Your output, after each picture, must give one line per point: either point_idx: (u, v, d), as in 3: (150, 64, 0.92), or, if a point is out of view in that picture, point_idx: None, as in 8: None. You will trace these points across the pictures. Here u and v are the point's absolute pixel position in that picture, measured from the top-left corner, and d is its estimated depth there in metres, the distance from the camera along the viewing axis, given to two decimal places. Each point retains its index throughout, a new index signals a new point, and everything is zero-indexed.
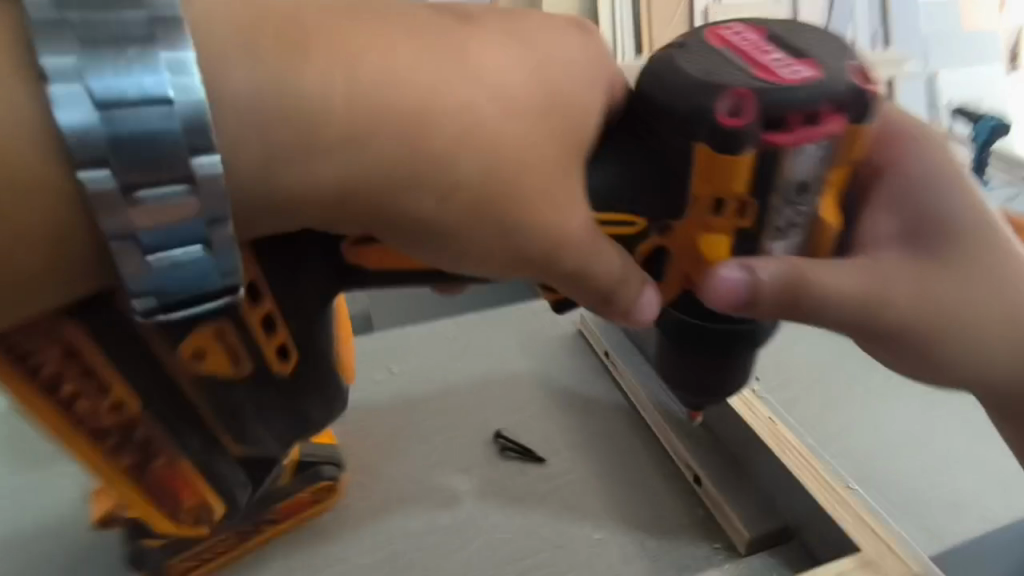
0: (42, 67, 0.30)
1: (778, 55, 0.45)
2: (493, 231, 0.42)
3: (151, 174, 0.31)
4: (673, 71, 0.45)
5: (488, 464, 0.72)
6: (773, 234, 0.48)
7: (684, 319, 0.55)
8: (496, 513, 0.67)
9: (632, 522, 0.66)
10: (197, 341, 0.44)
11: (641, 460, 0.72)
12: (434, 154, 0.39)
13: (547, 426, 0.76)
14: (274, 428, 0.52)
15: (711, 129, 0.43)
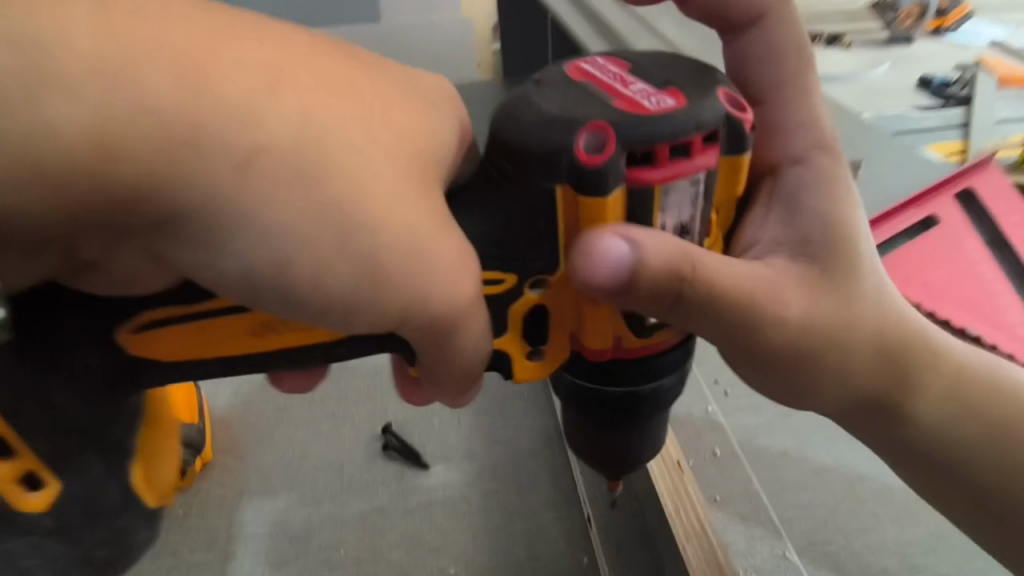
0: None
1: (642, 83, 0.27)
2: (271, 266, 0.24)
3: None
4: (523, 104, 0.27)
5: (366, 464, 0.62)
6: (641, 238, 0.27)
7: (578, 383, 0.33)
8: (351, 523, 0.58)
9: (499, 560, 0.55)
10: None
11: (542, 490, 0.60)
12: (162, 160, 0.22)
13: (447, 428, 0.65)
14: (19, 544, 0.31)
15: (568, 165, 0.25)
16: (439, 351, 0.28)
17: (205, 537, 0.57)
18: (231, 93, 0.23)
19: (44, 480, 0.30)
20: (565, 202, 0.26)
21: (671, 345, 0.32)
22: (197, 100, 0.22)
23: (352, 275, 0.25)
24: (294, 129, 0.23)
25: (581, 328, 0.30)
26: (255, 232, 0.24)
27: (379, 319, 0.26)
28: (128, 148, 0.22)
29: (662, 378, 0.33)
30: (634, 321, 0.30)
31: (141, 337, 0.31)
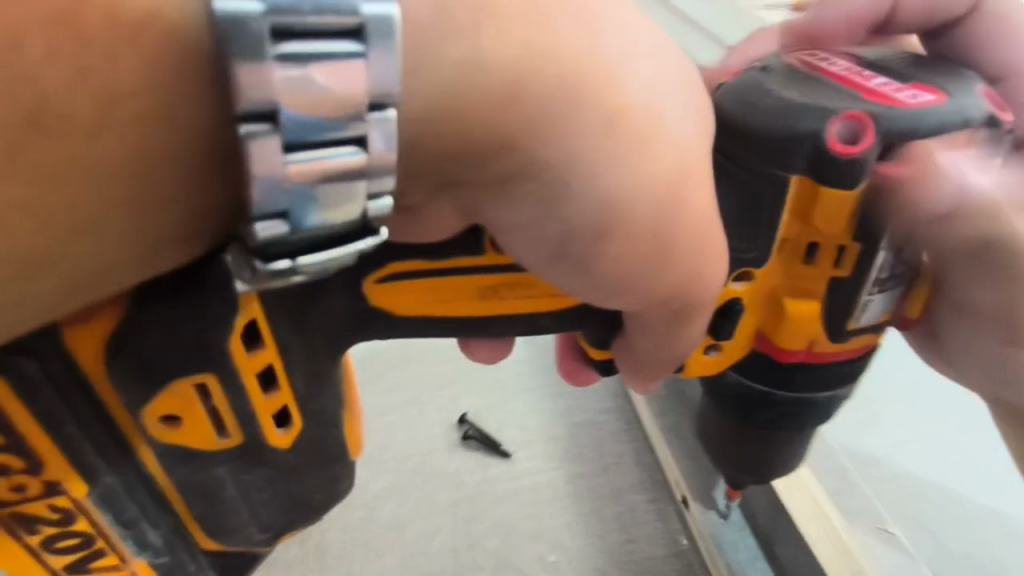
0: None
1: (885, 77, 0.29)
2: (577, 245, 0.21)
3: (298, 11, 0.15)
4: (758, 90, 0.29)
5: (447, 453, 0.62)
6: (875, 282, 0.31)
7: (750, 386, 0.36)
8: (442, 513, 0.58)
9: (596, 543, 0.55)
10: (168, 397, 0.23)
11: (629, 473, 0.60)
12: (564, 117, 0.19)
13: (523, 413, 0.65)
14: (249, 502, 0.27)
15: (814, 154, 0.27)
16: (671, 333, 0.27)
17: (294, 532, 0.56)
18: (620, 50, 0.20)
19: (292, 416, 0.26)
20: (797, 192, 0.28)
21: (859, 359, 0.34)
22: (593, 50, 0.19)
23: (646, 263, 0.22)
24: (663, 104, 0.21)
25: (780, 329, 0.32)
26: (608, 201, 0.20)
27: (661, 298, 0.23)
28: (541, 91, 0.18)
29: (839, 389, 0.35)
30: (834, 328, 0.32)
31: (389, 287, 0.29)
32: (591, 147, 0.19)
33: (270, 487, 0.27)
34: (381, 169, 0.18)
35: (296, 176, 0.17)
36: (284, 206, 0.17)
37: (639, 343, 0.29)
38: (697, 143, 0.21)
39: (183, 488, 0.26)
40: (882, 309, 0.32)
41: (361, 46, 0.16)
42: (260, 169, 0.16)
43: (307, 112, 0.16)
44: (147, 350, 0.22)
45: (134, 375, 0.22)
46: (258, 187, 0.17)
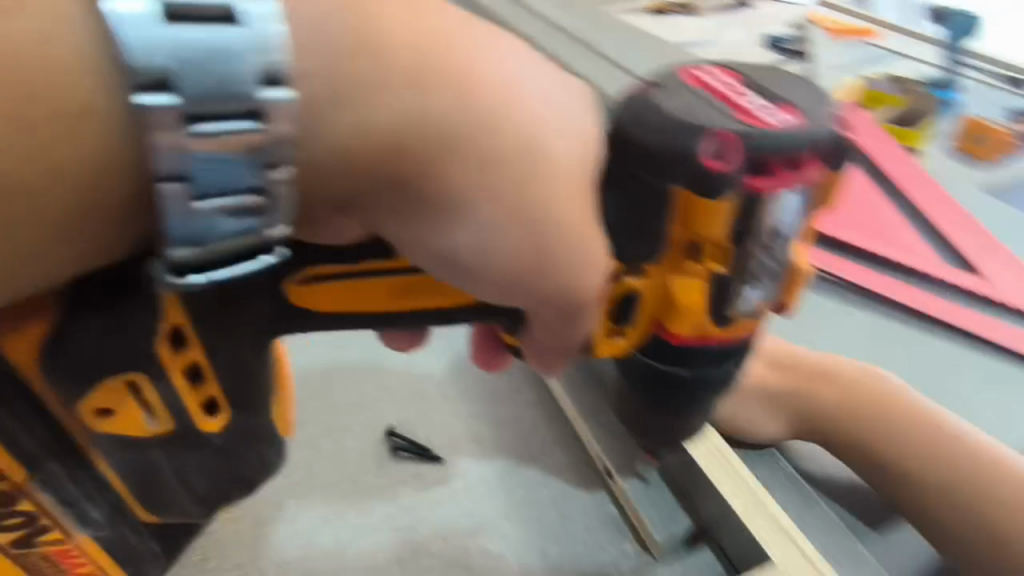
0: (148, 75, 0.21)
1: (757, 98, 0.35)
2: (456, 242, 0.27)
3: (204, 100, 0.21)
4: (648, 107, 0.34)
5: (379, 468, 0.62)
6: (747, 279, 0.37)
7: (651, 364, 0.42)
8: (381, 526, 0.58)
9: (534, 525, 0.58)
10: (103, 394, 0.30)
11: (556, 458, 0.64)
12: (446, 144, 0.26)
13: (450, 418, 0.67)
14: (190, 484, 0.33)
15: (689, 167, 0.33)
16: (566, 322, 0.32)
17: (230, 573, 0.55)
18: (490, 92, 0.27)
19: (218, 407, 0.32)
20: (681, 203, 0.34)
21: (745, 338, 0.41)
22: (465, 94, 0.26)
23: (525, 255, 0.28)
24: (528, 128, 0.27)
25: (670, 316, 0.38)
26: (481, 207, 0.27)
27: (546, 287, 0.30)
28: (424, 130, 0.25)
29: (729, 365, 0.42)
30: (717, 317, 0.38)
31: (313, 290, 0.33)
32: (466, 177, 0.26)
33: (195, 467, 0.33)
34: (276, 204, 0.24)
35: (206, 208, 0.23)
36: (196, 231, 0.23)
37: (538, 331, 0.34)
38: (557, 163, 0.28)
39: (123, 469, 0.32)
40: (759, 296, 0.38)
41: (256, 119, 0.22)
42: (171, 208, 0.23)
43: (214, 171, 0.23)
44: (81, 355, 0.29)
45: (77, 379, 0.29)
46: (181, 226, 0.23)
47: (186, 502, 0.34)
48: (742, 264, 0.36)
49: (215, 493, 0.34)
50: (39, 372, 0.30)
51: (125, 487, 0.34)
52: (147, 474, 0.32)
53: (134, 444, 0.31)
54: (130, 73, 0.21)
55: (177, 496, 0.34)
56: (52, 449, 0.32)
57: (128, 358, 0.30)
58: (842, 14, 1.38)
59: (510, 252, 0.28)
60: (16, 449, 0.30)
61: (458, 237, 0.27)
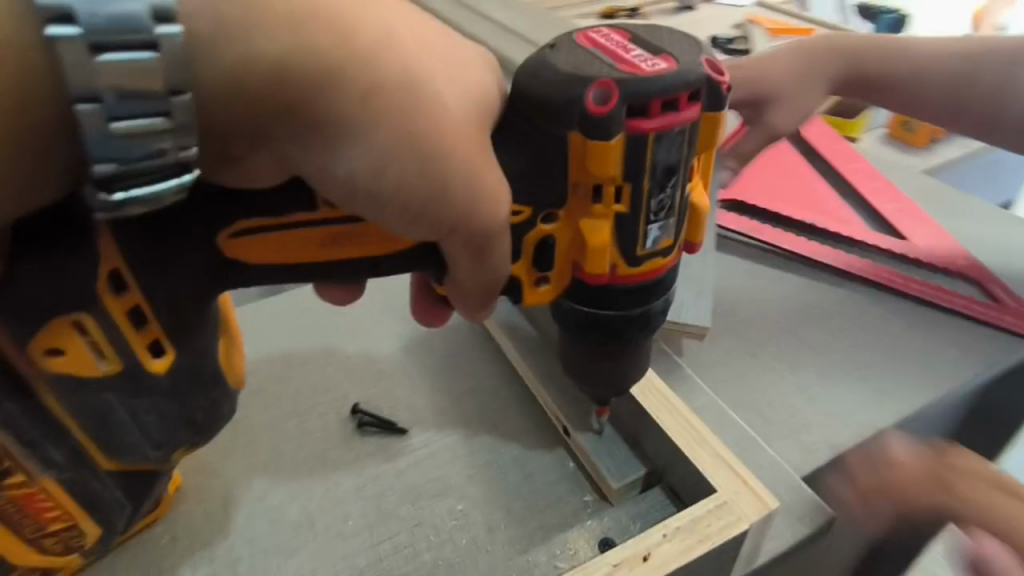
0: (55, 12, 0.26)
1: (641, 51, 0.39)
2: (353, 173, 0.33)
3: (106, 33, 0.27)
4: (544, 65, 0.39)
5: (344, 444, 0.64)
6: (650, 218, 0.42)
7: (576, 308, 0.46)
8: (350, 497, 0.60)
9: (497, 485, 0.60)
10: (55, 334, 0.36)
11: (515, 424, 0.66)
12: (329, 85, 0.32)
13: (411, 394, 0.69)
14: (147, 426, 0.42)
15: (581, 113, 0.37)
16: (472, 249, 0.39)
17: (201, 551, 0.56)
18: (367, 42, 0.32)
19: (165, 347, 0.40)
20: (577, 146, 0.39)
21: (663, 274, 0.45)
22: (343, 41, 0.32)
23: (412, 178, 0.34)
24: (402, 70, 0.33)
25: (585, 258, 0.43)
26: (368, 139, 0.33)
27: (436, 209, 0.35)
28: (305, 71, 0.31)
29: (651, 305, 0.46)
30: (625, 252, 0.43)
31: (257, 242, 0.40)
32: (342, 102, 0.32)
33: (147, 405, 0.41)
34: (180, 126, 0.30)
35: (117, 128, 0.28)
36: (117, 153, 0.29)
37: (458, 264, 0.40)
38: (423, 87, 0.34)
39: (79, 413, 0.39)
40: (662, 234, 0.43)
41: (153, 52, 0.28)
42: (89, 126, 0.28)
43: (118, 96, 0.28)
44: (26, 296, 0.35)
45: (28, 325, 0.35)
46: (103, 142, 0.28)
47: (140, 444, 0.42)
48: (644, 203, 0.41)
49: (166, 435, 0.43)
50: None
51: (82, 429, 0.41)
52: (98, 411, 0.39)
53: (89, 384, 0.38)
54: (42, 14, 0.26)
55: (134, 442, 0.42)
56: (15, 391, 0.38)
57: (73, 300, 0.36)
58: (771, 11, 1.46)
59: (400, 177, 0.34)
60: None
61: (350, 156, 0.33)
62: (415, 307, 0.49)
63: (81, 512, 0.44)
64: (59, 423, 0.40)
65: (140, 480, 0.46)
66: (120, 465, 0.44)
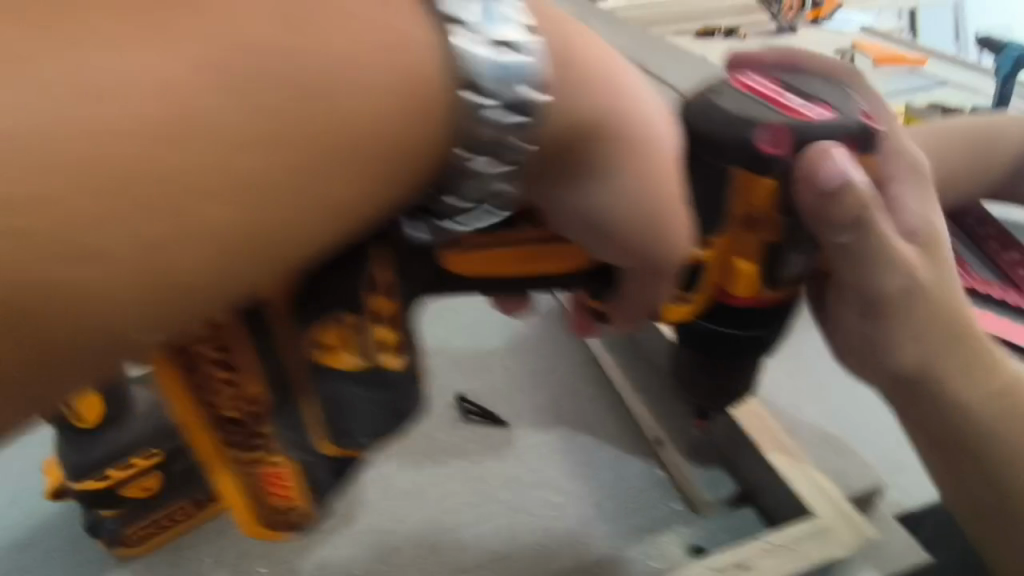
0: (472, 75, 0.28)
1: (794, 98, 0.49)
2: (610, 209, 0.40)
3: (502, 90, 0.29)
4: (709, 109, 0.48)
5: (451, 429, 0.70)
6: (792, 247, 0.51)
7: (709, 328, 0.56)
8: (456, 477, 0.66)
9: (593, 484, 0.65)
10: (328, 330, 0.37)
11: (610, 427, 0.70)
12: (623, 135, 0.38)
13: (513, 390, 0.74)
14: (374, 424, 0.40)
15: (750, 154, 0.47)
16: (654, 279, 0.46)
17: None
18: (642, 104, 0.39)
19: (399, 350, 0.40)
20: (744, 182, 0.48)
21: (788, 300, 0.55)
22: (632, 103, 0.38)
23: (650, 218, 0.41)
24: (657, 128, 0.40)
25: (733, 283, 0.53)
26: (635, 181, 0.39)
27: (652, 242, 0.42)
28: (612, 124, 0.37)
29: (775, 327, 0.57)
30: (769, 279, 0.53)
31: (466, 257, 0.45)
32: (614, 148, 0.38)
33: (376, 405, 0.40)
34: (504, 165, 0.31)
35: (474, 165, 0.31)
36: (460, 187, 0.31)
37: (632, 289, 0.47)
38: (658, 146, 0.40)
39: (325, 406, 0.40)
40: (799, 264, 0.52)
41: (523, 107, 0.30)
42: (461, 162, 0.30)
43: (490, 139, 0.30)
44: (318, 297, 0.37)
45: (312, 318, 0.37)
46: (468, 183, 0.31)
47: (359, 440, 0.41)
48: (788, 233, 0.50)
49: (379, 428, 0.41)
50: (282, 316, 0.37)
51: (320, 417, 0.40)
52: (339, 406, 0.39)
53: (334, 376, 0.39)
54: (460, 74, 0.28)
55: (355, 438, 0.41)
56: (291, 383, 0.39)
57: (346, 301, 0.37)
58: (875, 36, 1.44)
59: (639, 218, 0.40)
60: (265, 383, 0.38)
61: (599, 193, 0.39)
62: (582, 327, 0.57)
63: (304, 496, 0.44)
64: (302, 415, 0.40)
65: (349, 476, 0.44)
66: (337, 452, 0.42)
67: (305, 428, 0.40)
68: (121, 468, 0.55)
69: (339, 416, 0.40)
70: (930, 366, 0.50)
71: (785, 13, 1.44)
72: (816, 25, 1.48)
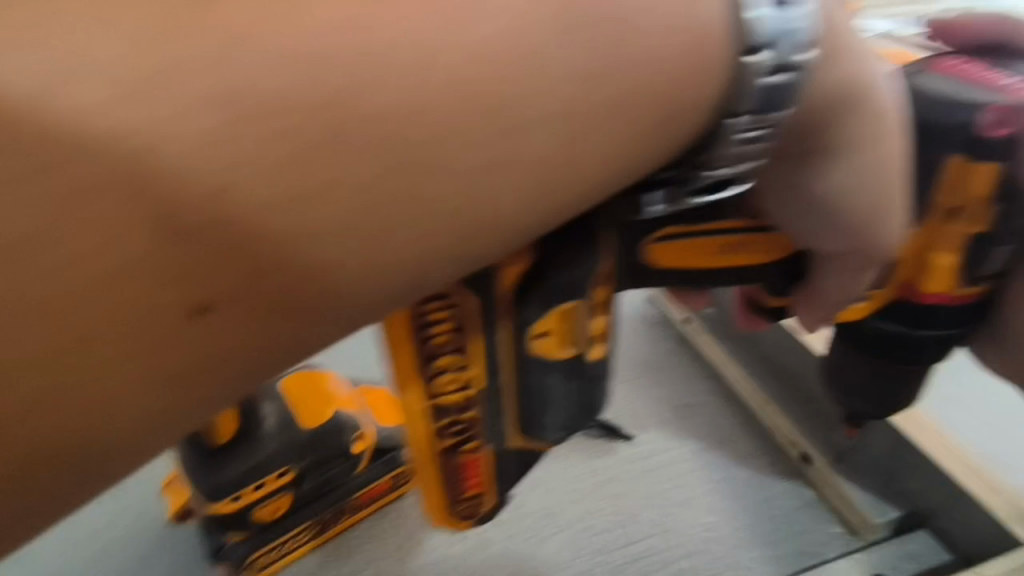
0: (750, 23, 0.21)
1: (1011, 79, 0.40)
2: (833, 195, 0.30)
3: (780, 48, 0.21)
4: (916, 87, 0.40)
5: (575, 445, 0.65)
6: (999, 240, 0.42)
7: (885, 328, 0.48)
8: (589, 495, 0.61)
9: (741, 504, 0.60)
10: (552, 319, 0.30)
11: (744, 444, 0.66)
12: (863, 95, 0.27)
13: (632, 402, 0.70)
14: (573, 420, 0.33)
15: (968, 137, 0.39)
16: (858, 272, 0.35)
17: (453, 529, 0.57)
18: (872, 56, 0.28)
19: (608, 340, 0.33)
20: (952, 170, 0.40)
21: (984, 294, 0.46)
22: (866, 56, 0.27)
23: (884, 210, 0.31)
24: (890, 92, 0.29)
25: (921, 278, 0.44)
26: (875, 161, 0.29)
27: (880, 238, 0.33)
28: (850, 81, 0.26)
29: (968, 327, 0.48)
30: (969, 270, 0.44)
31: (661, 247, 0.37)
32: (853, 111, 0.27)
33: (579, 400, 0.33)
34: (759, 145, 0.24)
35: (730, 143, 0.24)
36: (704, 166, 0.25)
37: (828, 285, 0.37)
38: (896, 121, 0.29)
39: (524, 398, 0.32)
40: (1003, 258, 0.44)
41: (791, 73, 0.22)
42: (717, 140, 0.24)
43: (755, 101, 0.22)
44: (552, 274, 0.29)
45: (541, 301, 0.29)
46: (720, 160, 0.24)
47: (552, 436, 0.34)
48: (997, 224, 0.42)
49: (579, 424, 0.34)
50: (513, 296, 0.30)
51: (519, 408, 0.33)
52: (543, 398, 0.32)
53: (538, 370, 0.31)
54: (736, 28, 0.21)
55: (551, 435, 0.34)
56: (505, 369, 0.32)
57: (569, 290, 0.29)
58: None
59: (873, 208, 0.31)
60: (487, 368, 0.32)
61: (822, 181, 0.29)
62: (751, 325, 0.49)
63: (491, 481, 0.37)
64: (503, 403, 0.33)
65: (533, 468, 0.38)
66: (526, 446, 0.35)
67: (506, 415, 0.34)
68: (254, 489, 0.50)
69: (539, 410, 0.32)
70: None
71: None
72: None
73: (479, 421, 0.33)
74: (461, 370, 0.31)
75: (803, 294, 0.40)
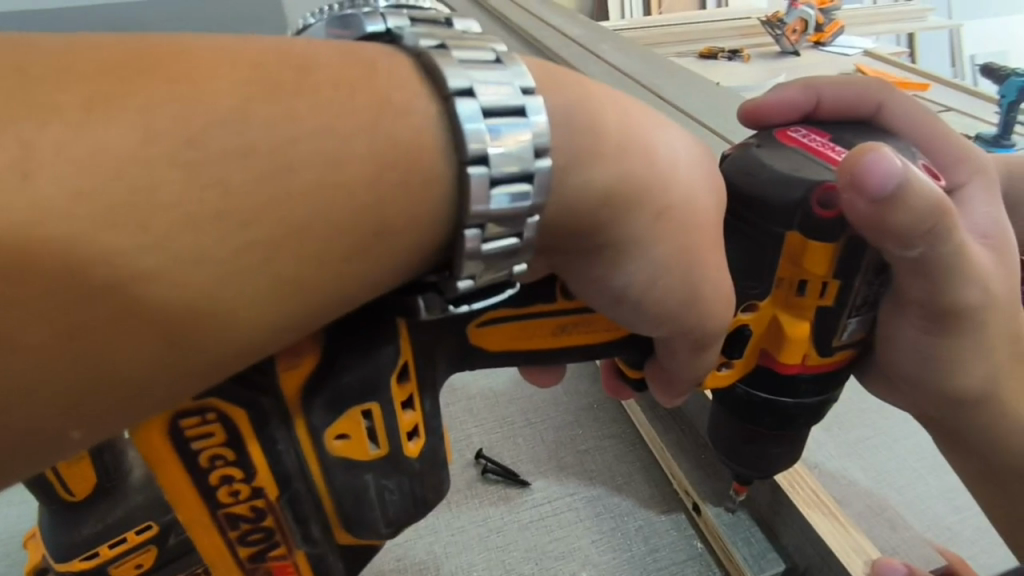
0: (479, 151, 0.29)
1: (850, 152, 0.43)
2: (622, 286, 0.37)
3: (502, 169, 0.29)
4: (757, 164, 0.44)
5: (469, 490, 0.65)
6: (851, 313, 0.47)
7: (752, 393, 0.51)
8: (475, 546, 0.61)
9: (624, 555, 0.60)
10: (346, 422, 0.36)
11: (640, 490, 0.65)
12: (628, 208, 0.35)
13: (534, 444, 0.69)
14: (392, 513, 0.38)
15: (804, 216, 0.42)
16: (698, 352, 0.44)
17: None
18: (647, 165, 0.36)
19: (418, 431, 0.38)
20: (794, 244, 0.44)
21: (845, 364, 0.50)
22: (642, 174, 0.35)
23: (676, 302, 0.39)
24: (675, 200, 0.37)
25: (779, 349, 0.48)
26: (649, 259, 0.36)
27: (673, 317, 0.39)
28: (617, 198, 0.34)
29: (828, 393, 0.51)
30: (821, 346, 0.48)
31: (484, 330, 0.44)
32: (622, 221, 0.35)
33: (393, 489, 0.37)
34: (518, 241, 0.31)
35: (485, 244, 0.31)
36: (478, 263, 0.31)
37: (674, 366, 0.46)
38: (675, 224, 0.37)
39: (339, 493, 0.37)
40: (854, 328, 0.48)
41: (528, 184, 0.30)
42: (472, 246, 0.31)
43: (499, 205, 0.30)
44: (341, 384, 0.35)
45: (328, 406, 0.35)
46: (473, 263, 0.31)
47: (383, 532, 0.38)
48: (843, 300, 0.46)
49: (403, 515, 0.38)
50: (301, 406, 0.35)
51: (334, 505, 0.38)
52: (356, 495, 0.37)
53: (357, 468, 0.37)
54: (464, 153, 0.29)
55: (377, 528, 0.38)
56: (299, 475, 0.37)
57: (366, 390, 0.36)
58: (881, 62, 1.39)
59: (658, 294, 0.38)
60: (275, 475, 0.36)
61: (617, 272, 0.36)
62: (617, 390, 0.58)
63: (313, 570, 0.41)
64: (318, 499, 0.38)
65: (363, 556, 0.42)
66: (353, 540, 0.40)
67: (325, 511, 0.38)
68: (110, 545, 0.50)
69: (357, 506, 0.37)
70: (986, 384, 0.50)
71: (789, 36, 1.43)
72: (816, 48, 1.46)
73: (282, 525, 0.38)
74: (244, 479, 0.36)
75: (660, 377, 0.49)
